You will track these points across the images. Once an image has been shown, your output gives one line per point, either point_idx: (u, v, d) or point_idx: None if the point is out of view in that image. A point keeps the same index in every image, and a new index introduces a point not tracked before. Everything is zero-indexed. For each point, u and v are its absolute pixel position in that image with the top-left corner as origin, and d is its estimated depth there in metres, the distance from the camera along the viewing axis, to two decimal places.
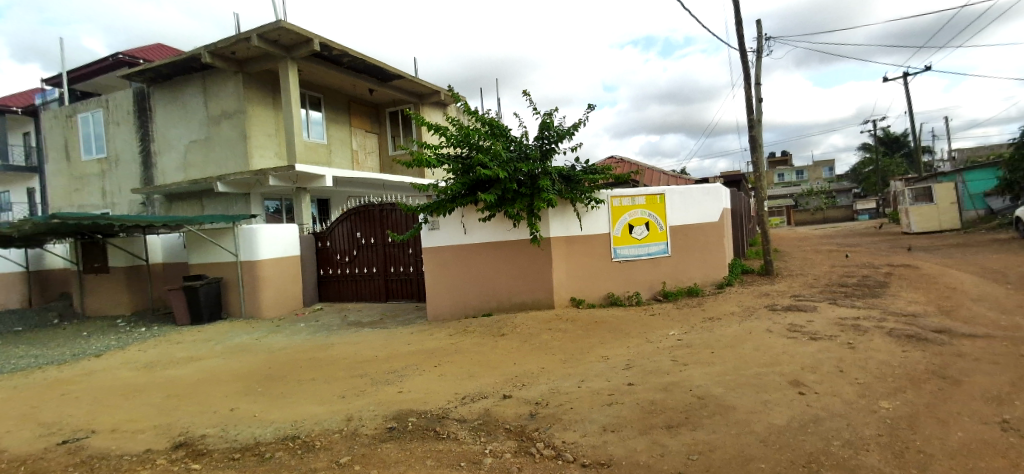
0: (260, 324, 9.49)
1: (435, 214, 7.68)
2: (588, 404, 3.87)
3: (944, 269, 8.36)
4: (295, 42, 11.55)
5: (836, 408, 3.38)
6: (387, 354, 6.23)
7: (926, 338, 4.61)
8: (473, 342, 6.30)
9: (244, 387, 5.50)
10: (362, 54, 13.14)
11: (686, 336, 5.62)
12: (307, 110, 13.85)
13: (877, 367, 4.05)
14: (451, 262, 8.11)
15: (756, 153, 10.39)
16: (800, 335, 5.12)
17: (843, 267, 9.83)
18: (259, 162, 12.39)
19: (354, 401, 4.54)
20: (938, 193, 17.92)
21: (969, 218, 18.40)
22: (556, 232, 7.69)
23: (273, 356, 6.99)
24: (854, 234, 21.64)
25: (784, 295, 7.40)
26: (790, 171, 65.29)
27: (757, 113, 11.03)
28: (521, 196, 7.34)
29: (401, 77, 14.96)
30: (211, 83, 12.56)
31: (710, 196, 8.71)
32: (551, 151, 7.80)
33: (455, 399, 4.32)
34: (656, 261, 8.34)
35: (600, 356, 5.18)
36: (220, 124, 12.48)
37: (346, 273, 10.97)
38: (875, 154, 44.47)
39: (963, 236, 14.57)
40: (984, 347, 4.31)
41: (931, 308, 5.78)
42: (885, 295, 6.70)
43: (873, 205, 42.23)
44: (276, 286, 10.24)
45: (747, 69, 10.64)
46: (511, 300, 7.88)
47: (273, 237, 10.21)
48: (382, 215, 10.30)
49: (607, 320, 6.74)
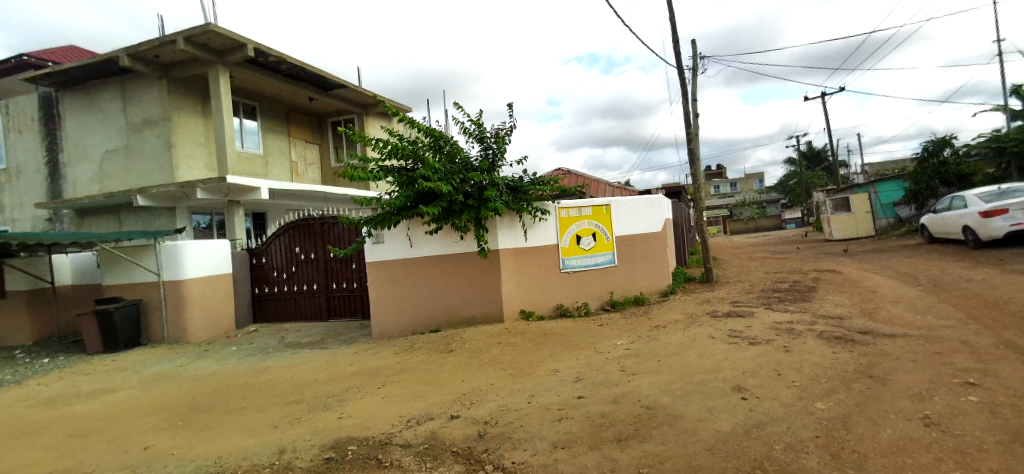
0: (185, 350, 8.68)
1: (379, 227, 7.39)
2: (538, 421, 3.77)
3: (864, 274, 9.02)
4: (227, 46, 10.89)
5: (776, 411, 3.47)
6: (328, 376, 5.85)
7: (853, 340, 4.89)
8: (420, 359, 6.04)
9: (164, 419, 4.95)
10: (302, 62, 12.61)
11: (633, 346, 5.67)
12: (241, 119, 13.07)
13: (811, 368, 4.25)
14: (397, 277, 7.82)
15: (695, 166, 10.85)
16: (740, 341, 5.29)
17: (776, 273, 10.40)
18: (186, 174, 11.50)
19: (289, 430, 4.18)
20: (855, 203, 19.46)
21: (882, 226, 20.15)
22: (504, 243, 7.58)
23: (199, 384, 6.39)
24: (784, 242, 23.14)
25: (724, 301, 7.70)
26: (725, 183, 69.54)
27: (695, 127, 11.57)
28: (467, 208, 7.21)
29: (344, 86, 14.50)
30: (131, 89, 11.57)
31: (653, 207, 9.02)
32: (497, 162, 7.76)
33: (400, 423, 4.08)
34: (604, 271, 8.45)
35: (551, 369, 5.11)
36: (141, 133, 11.50)
37: (284, 291, 10.34)
38: (799, 167, 48.00)
39: (879, 243, 15.87)
40: (903, 346, 4.62)
41: (855, 311, 6.17)
42: (814, 299, 7.11)
43: (798, 215, 45.49)
44: (205, 307, 9.44)
45: (685, 86, 11.17)
46: (461, 315, 7.69)
47: (201, 254, 9.46)
48: (323, 229, 9.82)
49: (557, 332, 6.70)
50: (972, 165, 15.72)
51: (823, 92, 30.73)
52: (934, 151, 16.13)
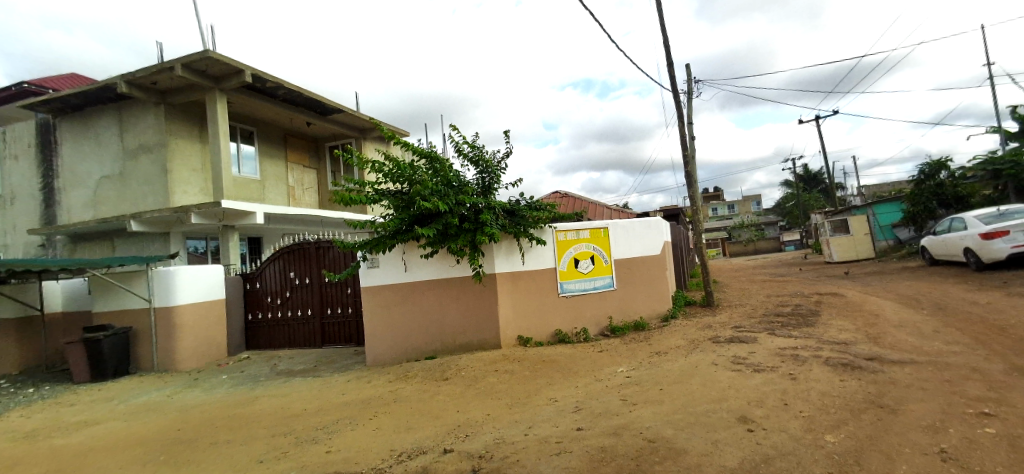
0: (174, 378, 8.46)
1: (374, 252, 7.28)
2: (536, 455, 3.59)
3: (867, 297, 8.89)
4: (224, 73, 11.00)
5: (785, 445, 3.31)
6: (318, 406, 5.65)
7: (860, 366, 4.74)
8: (414, 388, 5.86)
9: (145, 454, 4.75)
10: (299, 87, 12.73)
11: (634, 373, 5.50)
12: (238, 144, 13.11)
13: (818, 398, 4.09)
14: (392, 303, 7.69)
15: (692, 188, 10.84)
16: (743, 368, 5.13)
17: (777, 296, 10.27)
18: (181, 199, 11.46)
19: (274, 465, 3.99)
20: (854, 225, 19.43)
21: (882, 248, 20.10)
22: (501, 267, 7.47)
23: (185, 415, 6.17)
24: (785, 264, 23.03)
25: (726, 326, 7.54)
26: (723, 205, 69.84)
27: (691, 150, 11.62)
28: (463, 231, 7.13)
29: (342, 111, 14.62)
30: (129, 115, 11.64)
31: (651, 230, 8.95)
32: (493, 186, 7.73)
33: (390, 457, 3.89)
34: (603, 295, 8.32)
35: (548, 398, 4.94)
36: (138, 158, 11.51)
37: (277, 317, 10.16)
38: (796, 190, 48.26)
39: (880, 265, 15.77)
40: (912, 373, 4.47)
41: (860, 335, 6.03)
42: (818, 324, 6.96)
43: (797, 237, 45.49)
44: (196, 334, 9.24)
45: (679, 109, 11.26)
46: (458, 341, 7.52)
47: (194, 279, 9.32)
48: (318, 253, 9.72)
49: (555, 359, 6.53)
50: (969, 187, 15.76)
51: (817, 116, 31.13)
52: (930, 173, 16.19)
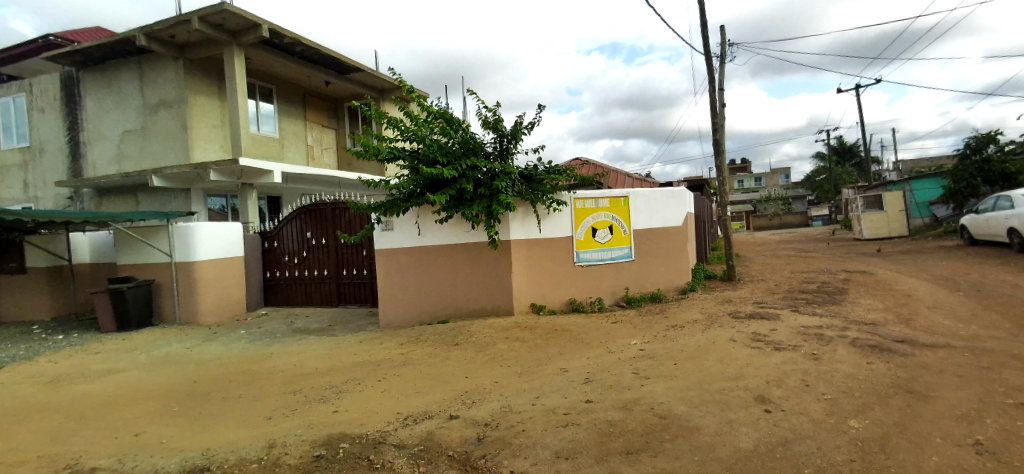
0: (194, 332, 8.67)
1: (388, 214, 7.19)
2: (542, 426, 3.50)
3: (898, 276, 8.46)
4: (242, 27, 10.73)
5: (804, 428, 3.14)
6: (329, 366, 5.69)
7: (889, 349, 4.48)
8: (423, 352, 5.84)
9: (161, 405, 4.85)
10: (317, 44, 12.42)
11: (648, 346, 5.35)
12: (257, 102, 12.97)
13: (842, 380, 3.88)
14: (406, 266, 7.64)
15: (719, 157, 10.36)
16: (763, 346, 4.92)
17: (802, 273, 9.89)
18: (200, 155, 11.49)
19: (282, 423, 4.01)
20: (888, 201, 18.53)
21: (916, 226, 19.29)
22: (516, 234, 7.28)
23: (203, 368, 6.31)
24: (811, 240, 22.32)
25: (746, 302, 7.29)
26: (749, 177, 67.85)
27: (721, 117, 11.04)
28: (479, 197, 6.94)
29: (360, 70, 14.30)
30: (148, 70, 11.56)
31: (674, 200, 8.63)
32: (511, 151, 7.46)
33: (396, 421, 3.86)
34: (620, 265, 8.11)
35: (559, 368, 4.84)
36: (158, 114, 11.50)
37: (294, 276, 10.28)
38: (828, 163, 46.26)
39: (913, 243, 15.09)
40: (946, 358, 4.21)
41: (890, 316, 5.73)
42: (845, 302, 6.65)
43: (825, 212, 44.00)
44: (215, 290, 9.41)
45: (712, 73, 10.63)
46: (470, 307, 7.46)
47: (213, 237, 9.41)
48: (334, 214, 9.69)
49: (567, 328, 6.42)
50: (1019, 164, 14.75)
51: (857, 85, 29.39)
52: (976, 147, 15.24)
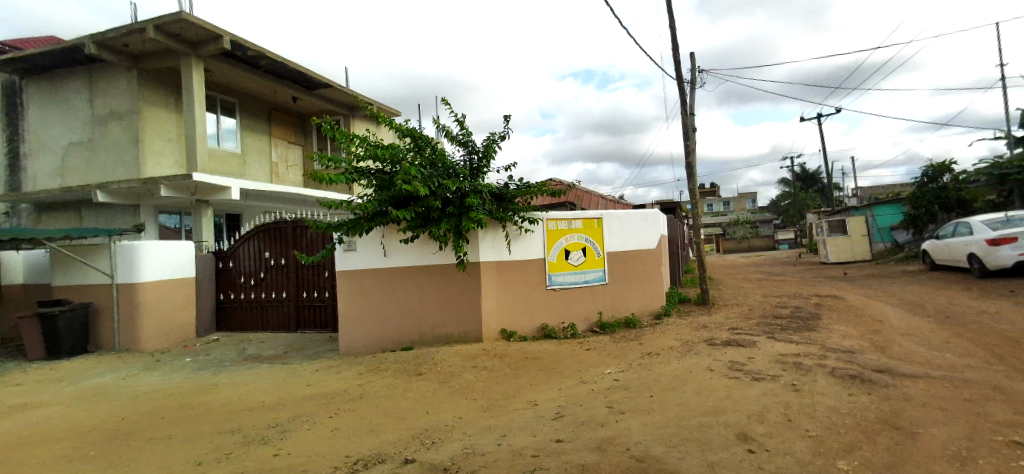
0: (133, 360, 7.92)
1: (351, 234, 6.80)
2: (507, 472, 3.13)
3: (868, 301, 8.49)
4: (202, 38, 10.29)
5: (791, 471, 2.88)
6: (278, 400, 5.17)
7: (870, 379, 4.33)
8: (384, 383, 5.40)
9: (76, 446, 4.24)
10: (283, 58, 12.05)
11: (623, 376, 5.07)
12: (218, 115, 12.42)
13: (826, 415, 3.67)
14: (369, 289, 7.21)
15: (691, 180, 10.37)
16: (741, 376, 4.70)
17: (775, 297, 9.88)
18: (153, 170, 10.83)
19: (212, 470, 3.49)
20: (851, 226, 19.12)
21: (878, 250, 19.80)
22: (485, 255, 6.96)
23: (135, 401, 5.67)
24: (779, 263, 22.76)
25: (722, 328, 7.13)
26: (718, 201, 69.77)
27: (692, 141, 11.11)
28: (447, 216, 6.62)
29: (329, 86, 13.96)
30: (99, 78, 10.91)
31: (647, 222, 8.52)
32: (481, 169, 7.22)
33: (343, 465, 3.42)
34: (594, 289, 7.87)
35: (528, 401, 4.50)
36: (109, 125, 10.82)
37: (250, 298, 9.64)
38: (793, 189, 47.95)
39: (877, 267, 15.47)
40: (926, 389, 4.07)
41: (865, 344, 5.63)
42: (819, 329, 6.56)
43: (791, 236, 45.31)
44: (161, 314, 8.70)
45: (682, 98, 10.73)
46: (437, 332, 7.05)
47: (161, 255, 8.75)
48: (295, 234, 9.18)
49: (539, 356, 6.08)
50: (971, 192, 15.43)
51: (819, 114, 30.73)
52: (932, 176, 15.89)
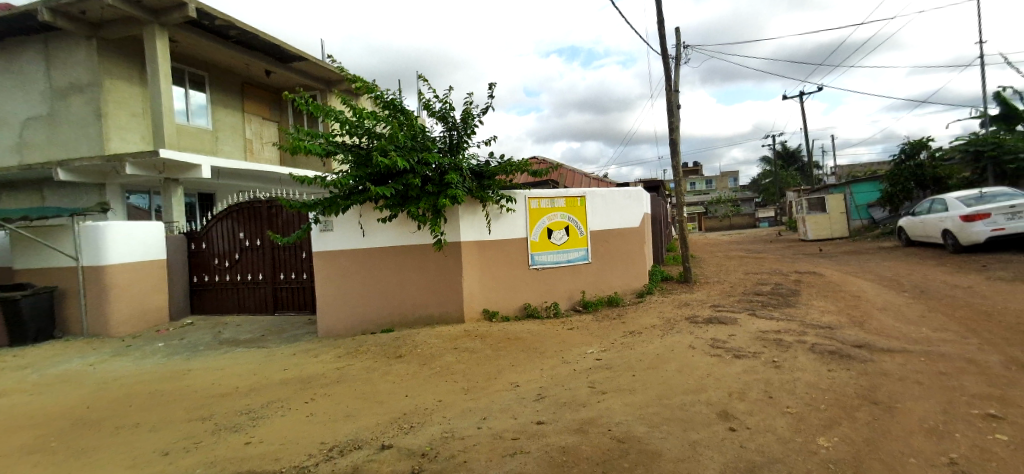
0: (102, 345, 7.64)
1: (327, 213, 6.55)
2: (487, 455, 3.06)
3: (846, 277, 8.61)
4: (164, 5, 9.68)
5: (772, 449, 2.86)
6: (253, 385, 5.01)
7: (848, 355, 4.35)
8: (363, 366, 5.28)
9: (36, 436, 4.03)
10: (253, 29, 11.46)
11: (605, 356, 5.03)
12: (186, 90, 11.83)
13: (807, 391, 3.67)
14: (347, 270, 7.02)
15: (676, 158, 10.29)
16: (723, 353, 4.69)
17: (756, 274, 9.98)
18: (117, 147, 10.30)
19: (180, 460, 3.34)
20: (831, 203, 19.40)
21: (856, 227, 20.18)
22: (466, 235, 6.81)
23: (102, 388, 5.45)
24: (760, 240, 23.07)
25: (704, 305, 7.15)
26: (701, 180, 70.34)
27: (677, 117, 10.99)
28: (426, 194, 6.42)
29: (304, 59, 13.40)
30: (55, 49, 10.24)
31: (631, 200, 8.44)
32: (461, 144, 7.00)
33: (318, 453, 3.30)
34: (577, 268, 7.81)
35: (509, 383, 4.43)
36: (67, 99, 10.22)
37: (225, 281, 9.36)
38: (774, 167, 48.49)
39: (854, 244, 15.77)
40: (903, 364, 4.10)
41: (844, 319, 5.69)
42: (799, 305, 6.62)
43: (771, 214, 46.02)
44: (132, 297, 8.38)
45: (667, 73, 10.55)
46: (417, 314, 6.93)
47: (129, 237, 8.37)
48: (270, 213, 8.87)
49: (521, 336, 6.02)
50: (947, 169, 15.70)
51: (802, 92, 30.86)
52: (910, 153, 16.12)
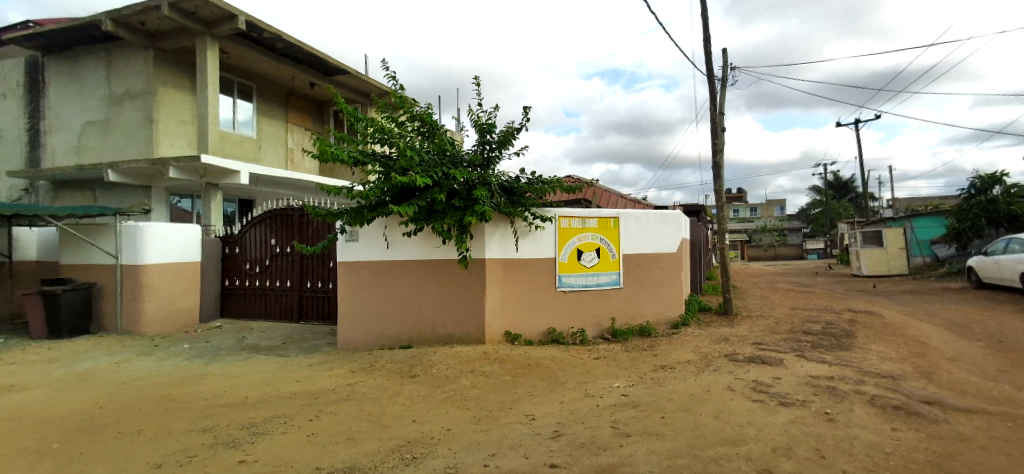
0: (131, 343, 7.77)
1: (352, 224, 6.48)
2: None
3: (908, 320, 7.79)
4: (217, 18, 10.14)
5: None
6: (262, 396, 4.86)
7: (916, 412, 3.77)
8: (374, 384, 5.06)
9: (41, 435, 3.99)
10: (299, 41, 11.85)
11: (632, 392, 4.60)
12: (234, 99, 12.31)
13: (866, 453, 3.14)
14: (369, 282, 6.89)
15: (718, 181, 9.76)
16: (766, 399, 4.18)
17: (803, 310, 9.23)
18: (166, 151, 10.78)
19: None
20: (888, 238, 18.08)
21: (916, 265, 18.70)
22: (491, 252, 6.56)
23: (119, 388, 5.45)
24: (809, 273, 21.73)
25: (744, 341, 6.57)
26: (744, 207, 67.97)
27: (720, 139, 10.47)
28: (452, 209, 6.23)
29: (347, 72, 13.75)
30: (117, 58, 10.88)
31: (668, 224, 7.99)
32: (492, 160, 6.82)
33: None
34: (607, 293, 7.40)
35: (524, 415, 4.08)
36: (124, 105, 10.80)
37: (254, 286, 9.46)
38: (825, 197, 46.20)
39: (916, 283, 14.52)
40: (985, 428, 3.50)
41: (908, 368, 5.03)
42: (854, 348, 5.96)
43: (820, 245, 43.64)
44: (164, 297, 8.56)
45: (712, 93, 10.10)
46: (437, 332, 6.70)
47: (165, 238, 8.62)
48: (301, 221, 8.94)
49: (542, 363, 5.66)
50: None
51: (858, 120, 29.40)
52: (981, 187, 14.87)
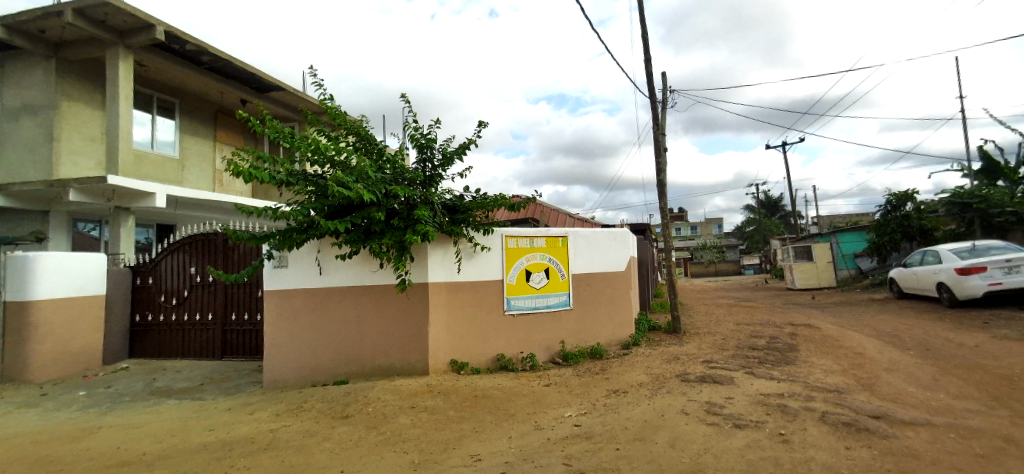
0: (12, 393, 6.65)
1: (280, 248, 5.91)
2: None
3: (843, 331, 8.10)
4: (132, 26, 9.27)
5: None
6: (163, 451, 4.16)
7: (866, 428, 3.74)
8: (301, 428, 4.49)
9: None
10: (227, 55, 11.09)
11: (585, 421, 4.33)
12: (154, 116, 11.33)
13: None
14: (301, 312, 6.30)
15: (662, 200, 9.91)
16: (721, 422, 4.03)
17: (748, 325, 9.43)
18: (69, 171, 9.64)
19: None
20: (817, 253, 19.25)
21: (843, 277, 20.01)
22: (434, 275, 6.15)
23: None
24: (748, 288, 22.73)
25: (694, 360, 6.52)
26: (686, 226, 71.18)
27: (663, 159, 10.71)
28: (391, 229, 5.81)
29: (282, 89, 13.04)
30: (12, 68, 9.70)
31: (616, 242, 7.93)
32: (435, 177, 6.50)
33: None
34: (557, 316, 7.17)
35: (469, 456, 3.69)
36: (19, 120, 9.59)
37: (171, 320, 8.48)
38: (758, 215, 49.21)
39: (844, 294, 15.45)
40: (931, 441, 3.49)
41: (851, 381, 5.10)
42: (798, 362, 6.03)
43: (756, 261, 46.16)
44: (57, 337, 7.45)
45: (653, 114, 10.34)
46: (376, 364, 6.17)
47: (63, 269, 7.54)
48: (226, 247, 8.16)
49: (490, 394, 5.28)
50: (933, 221, 15.63)
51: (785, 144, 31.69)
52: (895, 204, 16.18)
